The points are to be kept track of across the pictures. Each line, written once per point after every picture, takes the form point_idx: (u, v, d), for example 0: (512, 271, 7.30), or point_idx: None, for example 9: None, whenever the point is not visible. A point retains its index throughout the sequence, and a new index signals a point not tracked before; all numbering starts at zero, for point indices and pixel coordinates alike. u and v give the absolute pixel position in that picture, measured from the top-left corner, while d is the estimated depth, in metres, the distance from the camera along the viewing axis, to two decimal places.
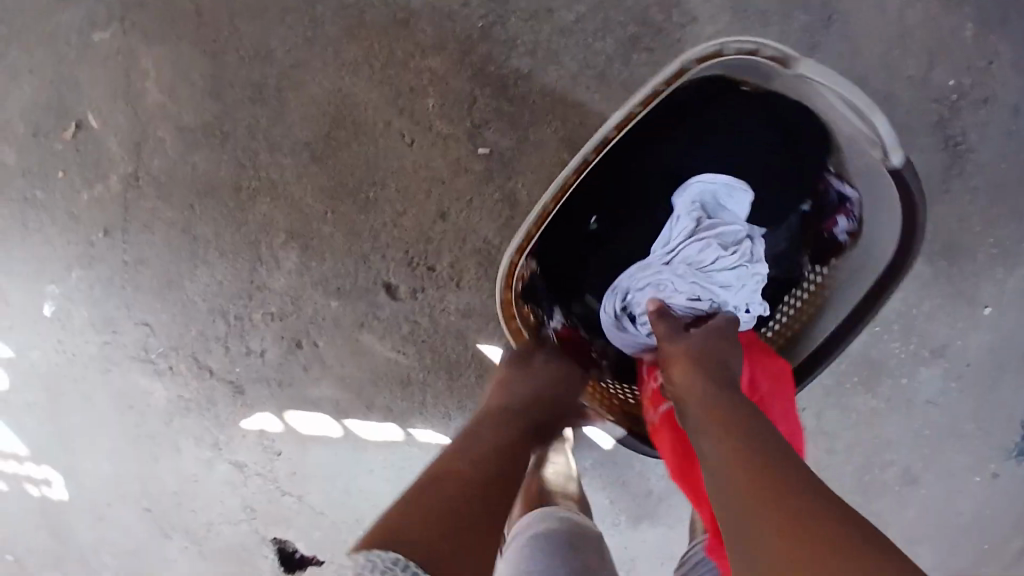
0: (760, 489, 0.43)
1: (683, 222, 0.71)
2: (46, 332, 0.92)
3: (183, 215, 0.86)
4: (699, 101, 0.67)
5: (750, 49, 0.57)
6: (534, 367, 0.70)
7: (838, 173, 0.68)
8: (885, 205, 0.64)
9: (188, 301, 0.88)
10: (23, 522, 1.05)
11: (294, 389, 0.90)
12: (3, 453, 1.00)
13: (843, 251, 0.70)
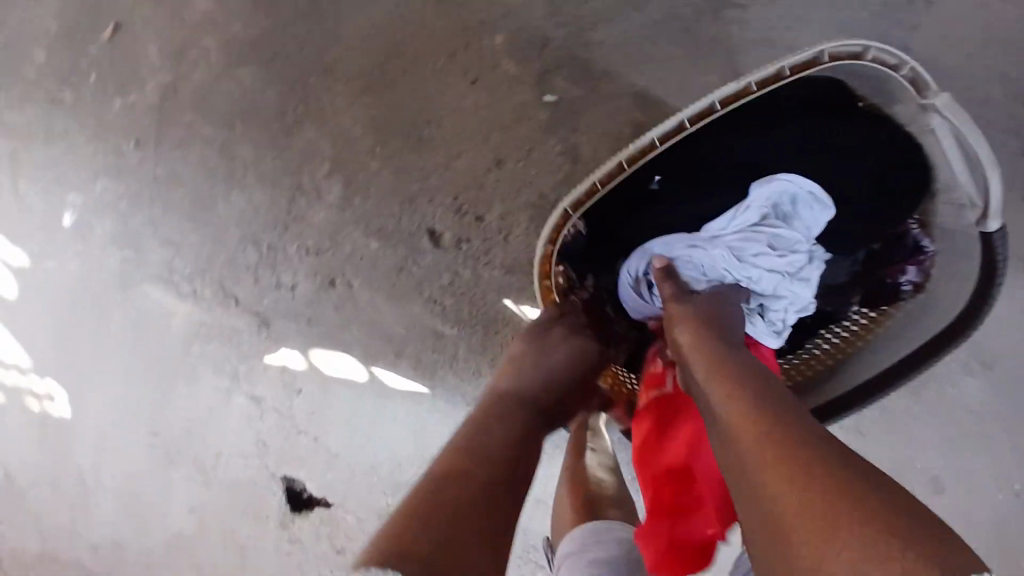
0: (765, 436, 0.42)
1: (750, 213, 0.67)
2: (65, 241, 0.88)
3: (222, 133, 0.81)
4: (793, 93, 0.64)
5: (855, 52, 0.58)
6: (549, 350, 0.66)
7: (920, 221, 0.67)
8: (967, 262, 0.65)
9: (219, 225, 0.84)
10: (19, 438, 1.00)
11: (323, 327, 0.87)
12: (6, 363, 0.95)
13: (899, 302, 0.70)
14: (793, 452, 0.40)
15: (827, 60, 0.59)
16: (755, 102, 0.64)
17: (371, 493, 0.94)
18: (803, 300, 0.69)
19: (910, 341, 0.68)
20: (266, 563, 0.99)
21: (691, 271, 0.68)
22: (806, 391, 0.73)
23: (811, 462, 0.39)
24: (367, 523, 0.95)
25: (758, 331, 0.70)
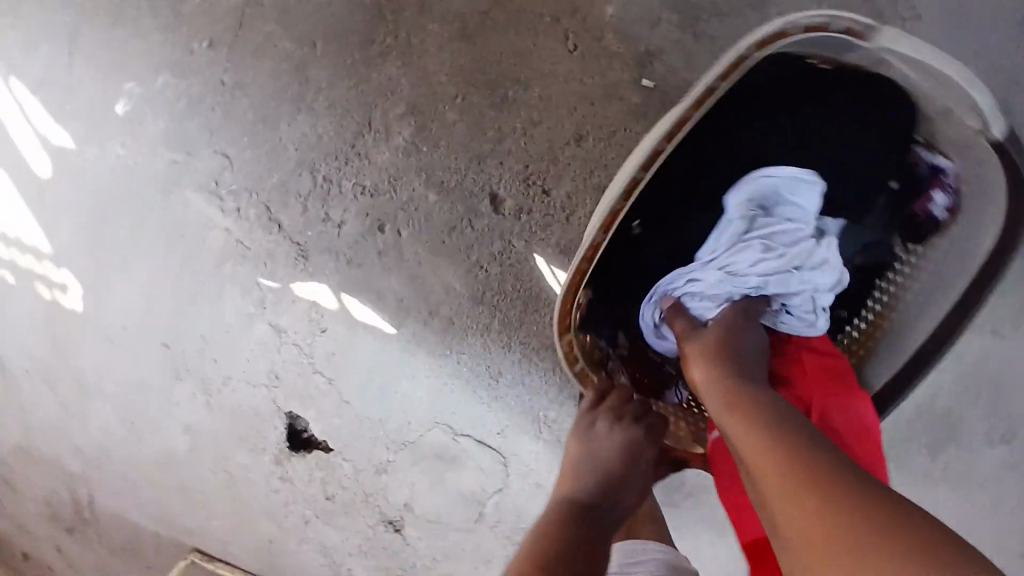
0: (788, 473, 0.44)
1: (733, 225, 0.65)
2: (112, 131, 0.84)
3: (301, 51, 0.78)
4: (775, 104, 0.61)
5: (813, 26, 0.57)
6: (602, 441, 0.67)
7: (926, 143, 0.63)
8: (995, 175, 0.63)
9: (279, 145, 0.81)
10: (17, 326, 0.95)
11: (362, 271, 0.85)
12: (24, 245, 0.91)
13: (941, 227, 0.66)
14: (808, 491, 0.42)
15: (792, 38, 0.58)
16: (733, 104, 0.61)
17: (375, 445, 0.92)
18: (828, 283, 0.65)
19: (950, 289, 0.67)
20: (254, 494, 0.97)
21: (695, 300, 0.67)
22: (878, 357, 0.71)
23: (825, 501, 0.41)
24: (365, 475, 0.94)
25: (794, 327, 0.68)
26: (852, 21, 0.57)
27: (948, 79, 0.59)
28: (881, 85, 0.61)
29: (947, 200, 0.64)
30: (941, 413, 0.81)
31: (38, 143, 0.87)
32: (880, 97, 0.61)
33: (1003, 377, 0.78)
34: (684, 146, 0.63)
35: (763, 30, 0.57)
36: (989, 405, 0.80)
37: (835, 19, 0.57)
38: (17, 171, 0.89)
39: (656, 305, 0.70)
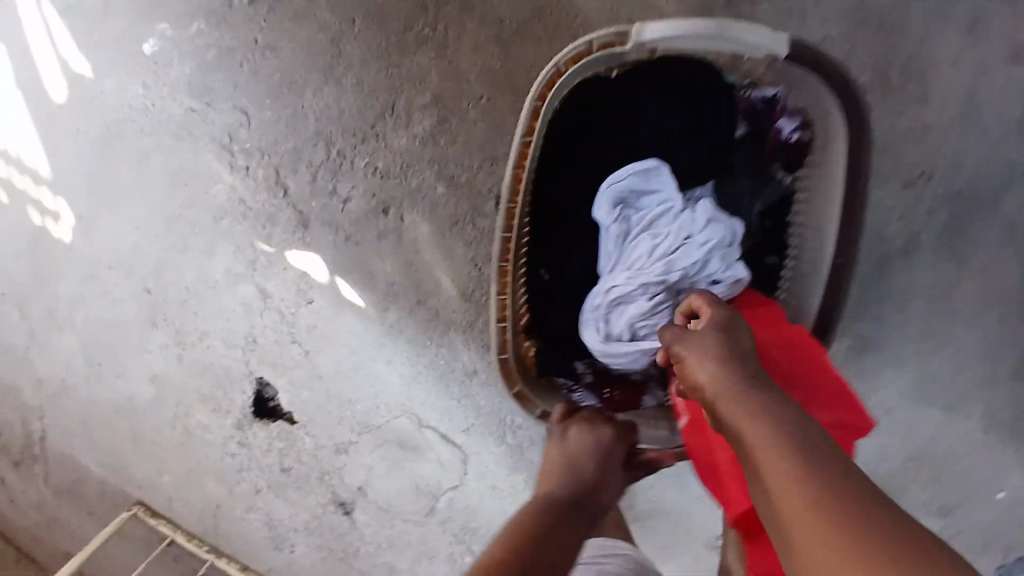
0: (823, 496, 0.37)
1: (613, 229, 0.66)
2: (136, 69, 0.84)
3: (339, 26, 0.79)
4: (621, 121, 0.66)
5: (581, 48, 0.62)
6: (569, 442, 0.68)
7: (750, 84, 0.65)
8: (826, 99, 0.62)
9: (300, 112, 0.82)
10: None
11: (359, 250, 0.85)
12: (24, 167, 0.90)
13: (803, 148, 0.65)
14: (834, 493, 0.37)
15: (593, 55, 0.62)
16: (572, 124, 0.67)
17: (339, 425, 0.92)
18: (722, 237, 0.63)
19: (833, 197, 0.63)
20: (209, 456, 0.96)
21: (613, 305, 0.66)
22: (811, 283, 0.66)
23: (853, 506, 0.36)
24: (324, 453, 0.93)
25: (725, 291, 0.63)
26: (598, 37, 0.62)
27: (726, 27, 0.58)
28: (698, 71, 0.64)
29: (791, 127, 0.65)
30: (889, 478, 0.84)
31: (58, 68, 0.86)
32: (705, 88, 0.64)
33: (952, 455, 0.82)
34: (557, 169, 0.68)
35: (542, 73, 0.63)
36: (935, 480, 0.84)
37: (590, 42, 0.62)
38: (31, 93, 0.88)
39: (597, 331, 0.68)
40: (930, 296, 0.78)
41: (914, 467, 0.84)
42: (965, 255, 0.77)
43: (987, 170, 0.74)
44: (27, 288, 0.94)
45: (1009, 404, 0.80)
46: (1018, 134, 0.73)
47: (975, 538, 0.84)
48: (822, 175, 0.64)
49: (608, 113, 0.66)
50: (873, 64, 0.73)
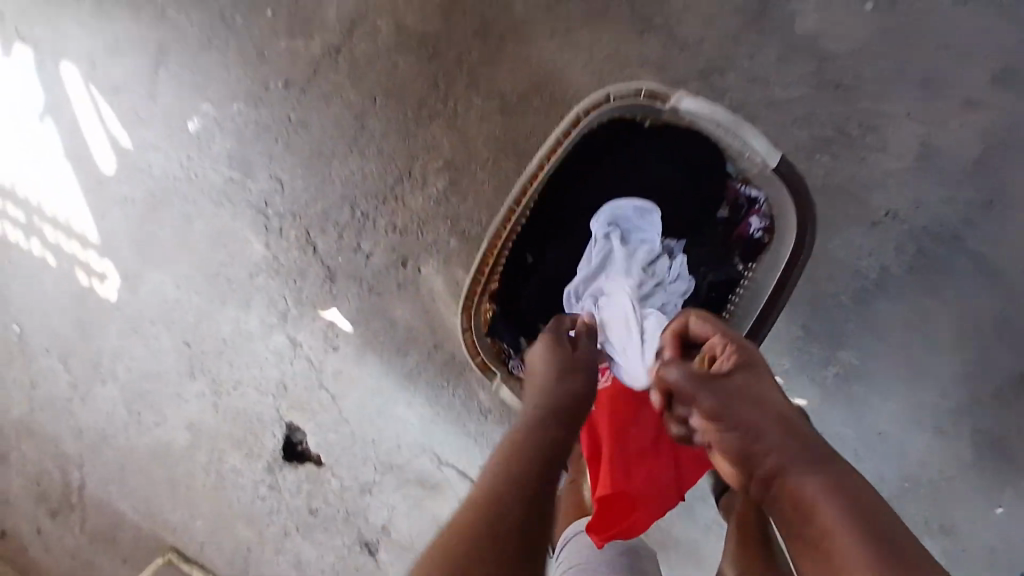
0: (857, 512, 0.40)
1: (602, 246, 0.74)
2: (181, 144, 0.95)
3: (363, 104, 0.90)
4: (628, 163, 0.74)
5: (630, 91, 0.71)
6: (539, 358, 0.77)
7: (742, 179, 0.72)
8: (785, 211, 0.70)
9: (328, 179, 0.92)
10: (46, 304, 1.01)
11: (381, 299, 0.94)
12: (72, 231, 0.99)
13: (762, 249, 0.73)
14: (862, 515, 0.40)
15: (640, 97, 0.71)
16: (585, 158, 0.74)
17: (364, 464, 0.98)
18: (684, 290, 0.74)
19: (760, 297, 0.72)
20: (239, 499, 1.02)
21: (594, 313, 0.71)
22: None
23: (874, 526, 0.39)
24: (350, 492, 0.99)
25: None
26: (647, 86, 0.71)
27: (739, 124, 0.68)
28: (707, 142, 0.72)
29: (759, 224, 0.72)
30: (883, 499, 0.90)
31: (107, 141, 0.96)
32: (705, 160, 0.73)
33: (940, 472, 0.87)
34: (566, 191, 0.75)
35: (591, 96, 0.71)
36: (928, 499, 0.88)
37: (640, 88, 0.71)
38: (79, 164, 0.97)
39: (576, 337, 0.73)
40: (906, 324, 0.85)
41: (906, 486, 0.89)
42: (934, 287, 0.84)
43: (947, 208, 0.82)
44: (72, 343, 1.01)
45: (991, 424, 0.85)
46: (971, 175, 0.82)
47: (972, 557, 0.88)
48: (774, 268, 0.72)
49: (614, 149, 0.73)
50: (833, 120, 0.83)
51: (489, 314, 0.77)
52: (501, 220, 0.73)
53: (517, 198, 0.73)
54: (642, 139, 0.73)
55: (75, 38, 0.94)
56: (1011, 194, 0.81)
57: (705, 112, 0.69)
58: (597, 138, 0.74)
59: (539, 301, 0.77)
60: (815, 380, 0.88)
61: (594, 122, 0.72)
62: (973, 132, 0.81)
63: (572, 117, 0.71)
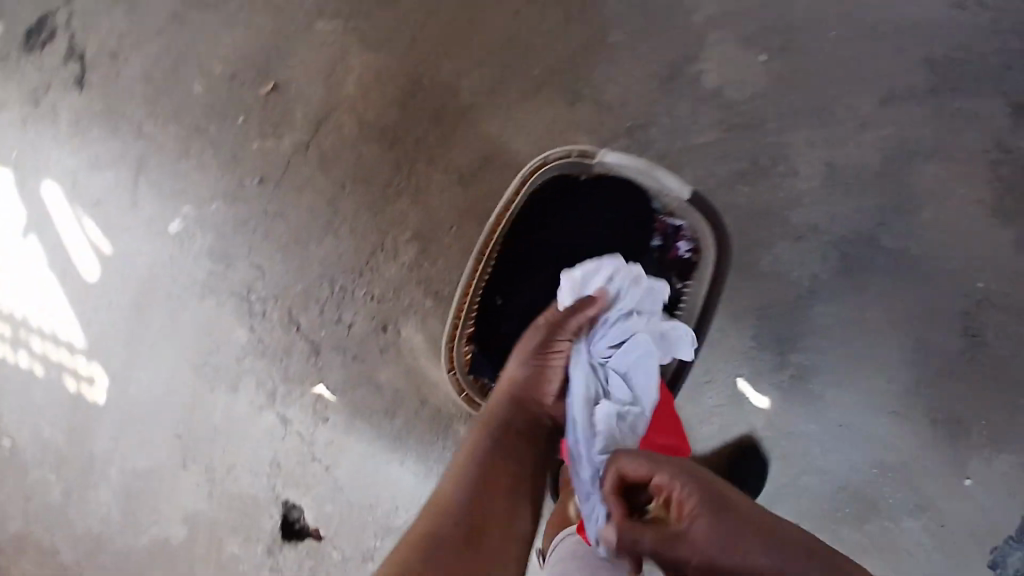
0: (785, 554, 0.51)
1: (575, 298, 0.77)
2: (163, 244, 1.02)
3: (333, 190, 0.99)
4: (572, 211, 0.83)
5: (562, 153, 0.85)
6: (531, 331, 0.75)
7: (665, 211, 0.83)
8: (703, 232, 0.82)
9: (306, 260, 1.00)
10: (34, 414, 1.03)
11: (365, 366, 0.99)
12: (58, 338, 1.02)
13: (692, 266, 0.84)
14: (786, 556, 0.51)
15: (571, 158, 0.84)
16: (534, 211, 0.84)
17: (363, 532, 0.99)
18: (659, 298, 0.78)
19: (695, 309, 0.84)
20: None
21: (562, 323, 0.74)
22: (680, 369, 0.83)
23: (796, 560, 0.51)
24: (352, 564, 0.99)
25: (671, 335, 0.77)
26: (577, 148, 0.84)
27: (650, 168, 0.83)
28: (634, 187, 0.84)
29: (686, 246, 0.84)
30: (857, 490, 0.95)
31: (91, 250, 1.02)
32: (635, 201, 0.83)
33: (903, 455, 0.95)
34: (521, 240, 0.84)
35: (532, 161, 0.85)
36: (899, 484, 0.95)
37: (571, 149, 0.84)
38: (63, 274, 1.03)
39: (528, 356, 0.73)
40: (843, 323, 0.95)
41: (876, 474, 0.95)
42: (859, 286, 0.95)
43: (856, 218, 0.94)
44: (62, 449, 1.03)
45: (937, 404, 0.94)
46: (870, 187, 0.94)
47: (950, 534, 0.94)
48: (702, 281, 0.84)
49: (561, 201, 0.84)
50: (746, 155, 0.95)
51: (468, 357, 0.85)
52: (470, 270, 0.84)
53: (482, 250, 0.84)
54: (582, 190, 0.84)
55: (58, 161, 1.03)
56: (907, 200, 0.94)
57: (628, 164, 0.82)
58: (543, 194, 0.84)
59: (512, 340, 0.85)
60: (774, 387, 0.96)
61: (537, 180, 0.84)
62: (863, 151, 0.94)
63: (519, 181, 0.84)
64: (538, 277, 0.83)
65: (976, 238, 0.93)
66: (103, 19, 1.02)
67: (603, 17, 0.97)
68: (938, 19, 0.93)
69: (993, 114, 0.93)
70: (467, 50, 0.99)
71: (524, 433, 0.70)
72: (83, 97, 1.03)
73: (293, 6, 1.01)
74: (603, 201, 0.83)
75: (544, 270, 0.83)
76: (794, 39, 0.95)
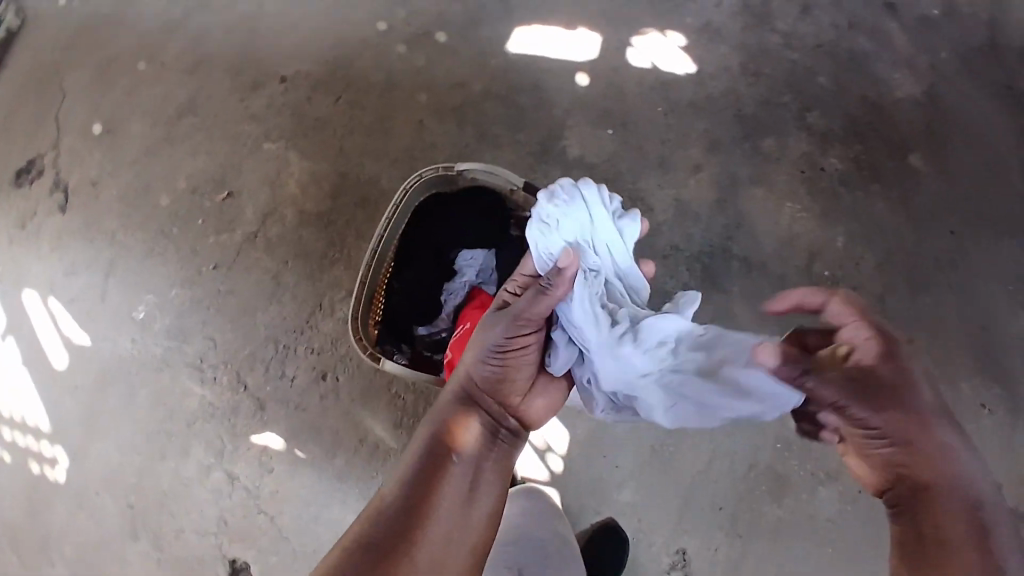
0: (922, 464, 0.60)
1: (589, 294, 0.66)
2: (127, 330, 1.16)
3: (278, 266, 1.18)
4: (445, 210, 0.92)
5: (435, 166, 0.89)
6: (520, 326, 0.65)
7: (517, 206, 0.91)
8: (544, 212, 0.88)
9: (254, 327, 1.15)
10: (3, 501, 1.12)
11: (307, 413, 1.10)
12: (27, 426, 1.14)
13: None
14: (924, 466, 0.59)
15: (442, 171, 0.89)
16: (415, 212, 0.91)
17: None
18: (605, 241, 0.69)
19: None
20: None
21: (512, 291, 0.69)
22: None
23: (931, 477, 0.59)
24: None
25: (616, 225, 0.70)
26: (444, 163, 0.89)
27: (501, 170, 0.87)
28: (494, 191, 0.91)
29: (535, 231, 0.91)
30: (767, 466, 1.03)
31: (64, 345, 1.17)
32: (495, 199, 0.91)
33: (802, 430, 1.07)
34: (407, 238, 0.92)
35: (410, 176, 0.89)
36: (805, 456, 1.02)
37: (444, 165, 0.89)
38: (35, 365, 1.17)
39: (506, 339, 0.65)
40: (717, 324, 1.13)
41: (785, 451, 1.03)
42: (723, 290, 1.14)
43: (711, 236, 1.17)
44: (25, 533, 1.10)
45: None
46: (715, 213, 1.18)
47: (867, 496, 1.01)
48: None
49: (434, 204, 0.92)
50: None
51: (374, 335, 0.89)
52: (369, 264, 0.87)
53: (371, 252, 0.87)
54: (453, 195, 0.93)
55: (38, 272, 1.21)
56: (746, 220, 1.17)
57: (486, 170, 0.88)
58: (422, 199, 0.91)
59: (409, 313, 0.91)
60: None
61: (416, 190, 0.90)
62: (703, 187, 1.19)
63: (398, 194, 0.88)
64: (420, 265, 0.91)
65: (809, 239, 1.16)
66: (87, 158, 1.26)
67: (487, 117, 1.25)
68: (738, 92, 1.24)
69: (797, 150, 1.20)
70: (385, 150, 1.24)
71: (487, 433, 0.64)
72: (66, 218, 1.23)
73: (242, 131, 1.26)
74: (470, 199, 0.92)
75: (423, 257, 0.91)
76: (634, 117, 1.24)
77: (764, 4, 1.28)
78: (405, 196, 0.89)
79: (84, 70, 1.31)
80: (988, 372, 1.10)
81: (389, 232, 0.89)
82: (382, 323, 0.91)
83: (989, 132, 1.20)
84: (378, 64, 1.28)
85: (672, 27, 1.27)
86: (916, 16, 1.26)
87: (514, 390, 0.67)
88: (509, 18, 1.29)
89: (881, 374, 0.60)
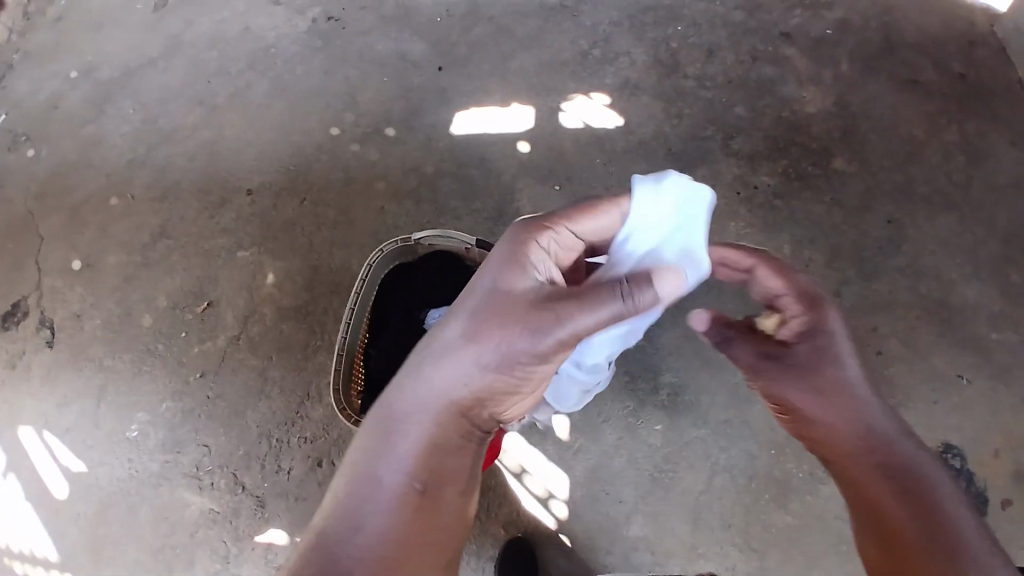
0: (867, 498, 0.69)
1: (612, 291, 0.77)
2: (121, 450, 1.20)
3: (263, 362, 1.22)
4: (408, 276, 0.99)
5: (394, 239, 0.95)
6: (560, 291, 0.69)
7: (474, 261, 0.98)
8: None
9: (246, 427, 1.19)
10: None
11: (305, 504, 1.15)
12: (38, 558, 1.18)
13: None
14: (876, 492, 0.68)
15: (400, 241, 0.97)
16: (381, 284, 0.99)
17: None
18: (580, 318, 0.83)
19: None
20: None
21: (545, 264, 0.71)
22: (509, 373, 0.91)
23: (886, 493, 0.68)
24: None
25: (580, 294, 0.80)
26: (400, 233, 0.96)
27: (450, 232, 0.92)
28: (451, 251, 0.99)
29: None
30: (767, 474, 1.04)
31: (60, 474, 1.21)
32: (452, 259, 0.99)
33: None
34: (376, 309, 0.99)
35: (371, 251, 0.95)
36: (798, 457, 1.04)
37: (400, 237, 0.96)
38: (36, 501, 1.21)
39: (517, 338, 0.66)
40: None
41: (776, 455, 1.05)
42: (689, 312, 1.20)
43: None
44: None
45: None
46: None
47: None
48: None
49: (399, 272, 1.00)
50: None
51: (358, 402, 0.94)
52: (344, 339, 0.92)
53: (342, 334, 0.92)
54: (416, 262, 1.00)
55: (29, 408, 1.25)
56: None
57: (439, 235, 0.94)
58: (385, 270, 0.99)
59: (389, 375, 0.97)
60: (659, 408, 1.07)
61: (379, 264, 0.97)
62: None
63: (361, 270, 0.94)
64: (394, 332, 0.97)
65: (758, 251, 1.24)
66: (69, 294, 1.32)
67: (443, 193, 1.35)
68: (664, 132, 1.35)
69: (730, 174, 1.30)
70: (352, 239, 1.31)
71: (449, 430, 0.69)
72: (53, 351, 1.28)
73: (216, 243, 1.33)
74: (429, 263, 0.99)
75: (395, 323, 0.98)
76: (576, 171, 1.34)
77: (673, 54, 1.41)
78: (369, 271, 0.96)
79: (60, 212, 1.40)
80: (953, 346, 1.17)
81: (358, 305, 0.95)
82: (366, 390, 0.96)
83: (898, 127, 1.32)
84: (335, 163, 1.38)
85: (595, 88, 1.40)
86: (818, 35, 1.40)
87: (494, 393, 0.70)
88: (449, 104, 1.42)
89: (797, 340, 0.75)
